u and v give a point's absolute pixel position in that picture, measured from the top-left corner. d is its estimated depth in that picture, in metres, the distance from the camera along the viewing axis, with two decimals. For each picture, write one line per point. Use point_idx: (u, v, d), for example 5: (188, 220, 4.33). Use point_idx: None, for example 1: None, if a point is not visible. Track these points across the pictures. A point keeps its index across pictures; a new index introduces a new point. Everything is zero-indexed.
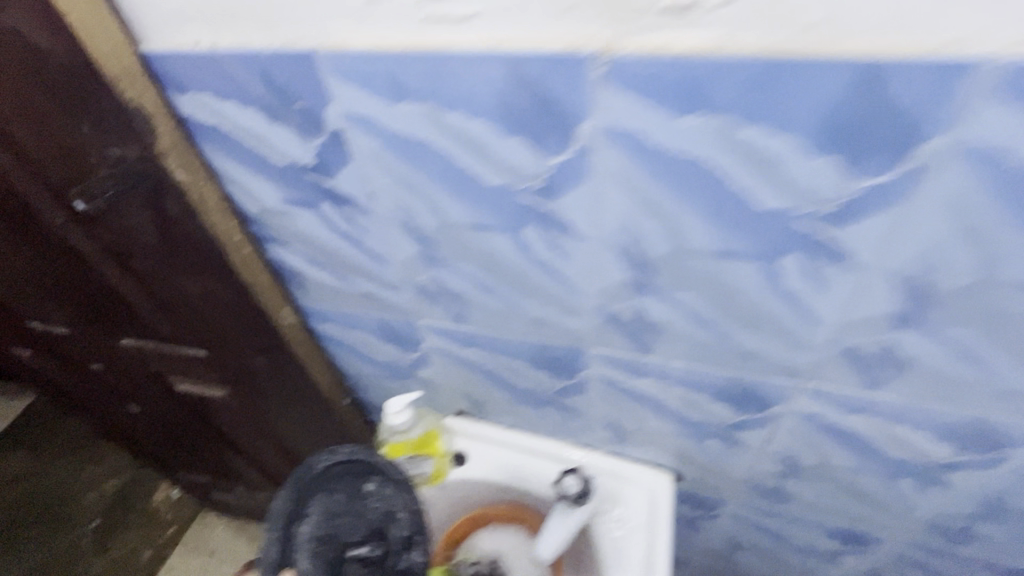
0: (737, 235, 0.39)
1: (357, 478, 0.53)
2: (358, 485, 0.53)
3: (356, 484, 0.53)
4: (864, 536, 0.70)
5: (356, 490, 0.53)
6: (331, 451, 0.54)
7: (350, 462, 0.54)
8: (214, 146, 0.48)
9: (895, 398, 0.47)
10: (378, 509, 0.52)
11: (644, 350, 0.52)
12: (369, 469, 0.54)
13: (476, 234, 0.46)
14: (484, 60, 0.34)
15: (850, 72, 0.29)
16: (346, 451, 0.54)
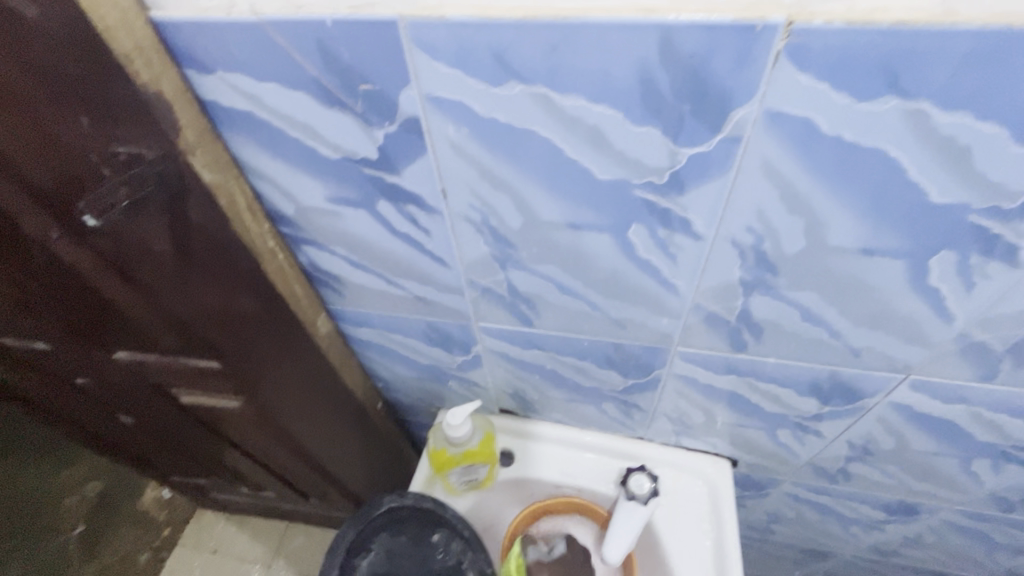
0: (901, 231, 0.34)
1: (422, 527, 0.58)
2: (426, 533, 0.57)
3: (422, 531, 0.57)
4: (919, 509, 0.70)
5: (422, 537, 0.57)
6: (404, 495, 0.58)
7: (418, 509, 0.58)
8: (241, 131, 0.39)
9: (1011, 392, 0.45)
10: (443, 561, 0.57)
11: (738, 346, 0.48)
12: (438, 520, 0.58)
13: (575, 235, 0.40)
14: (639, 35, 0.27)
15: None
16: (417, 498, 0.58)
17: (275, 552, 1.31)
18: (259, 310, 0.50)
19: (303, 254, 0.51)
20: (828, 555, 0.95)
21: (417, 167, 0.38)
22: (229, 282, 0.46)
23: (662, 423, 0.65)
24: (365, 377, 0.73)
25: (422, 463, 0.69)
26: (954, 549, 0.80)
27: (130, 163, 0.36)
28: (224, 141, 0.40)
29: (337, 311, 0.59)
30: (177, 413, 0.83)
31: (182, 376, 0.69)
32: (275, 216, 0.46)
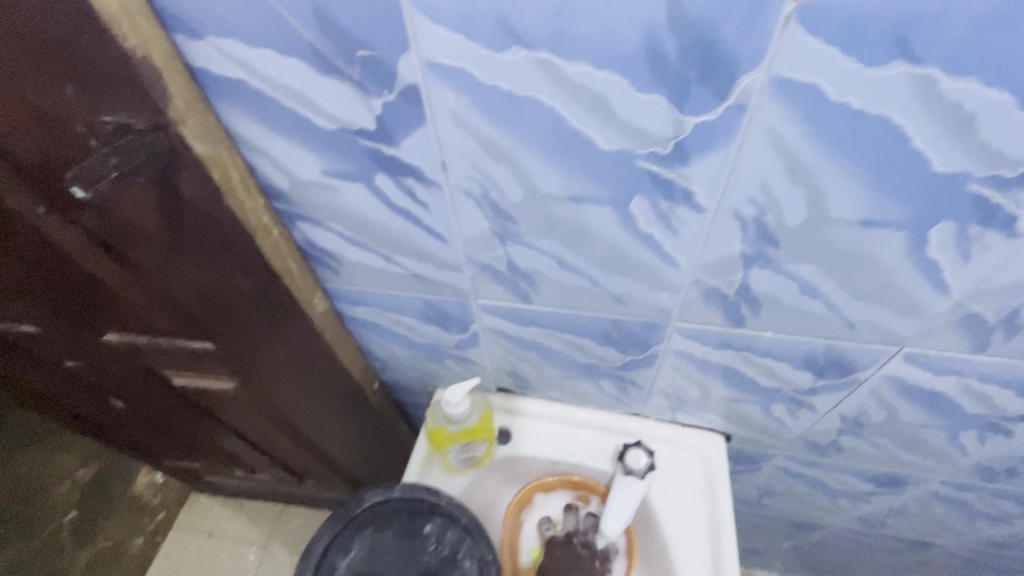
0: (899, 203, 0.34)
1: (415, 520, 0.57)
2: (416, 525, 0.56)
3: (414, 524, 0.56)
4: (904, 480, 0.72)
5: (416, 530, 0.56)
6: (391, 488, 0.58)
7: (410, 502, 0.58)
8: (233, 103, 0.38)
9: (1000, 363, 0.46)
10: (437, 552, 0.55)
11: (736, 321, 0.48)
12: (431, 510, 0.57)
13: (575, 209, 0.40)
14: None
15: None
16: (404, 489, 0.58)
17: (271, 535, 1.32)
18: (256, 288, 0.50)
19: (298, 231, 0.50)
20: (815, 527, 0.97)
21: (415, 139, 0.37)
22: (224, 258, 0.46)
23: (658, 399, 0.65)
24: (362, 358, 0.72)
25: (419, 442, 0.68)
26: (937, 519, 0.82)
27: (118, 134, 0.35)
28: (215, 112, 0.38)
29: (333, 288, 0.58)
30: (170, 398, 0.82)
31: (181, 358, 0.68)
32: (270, 190, 0.45)
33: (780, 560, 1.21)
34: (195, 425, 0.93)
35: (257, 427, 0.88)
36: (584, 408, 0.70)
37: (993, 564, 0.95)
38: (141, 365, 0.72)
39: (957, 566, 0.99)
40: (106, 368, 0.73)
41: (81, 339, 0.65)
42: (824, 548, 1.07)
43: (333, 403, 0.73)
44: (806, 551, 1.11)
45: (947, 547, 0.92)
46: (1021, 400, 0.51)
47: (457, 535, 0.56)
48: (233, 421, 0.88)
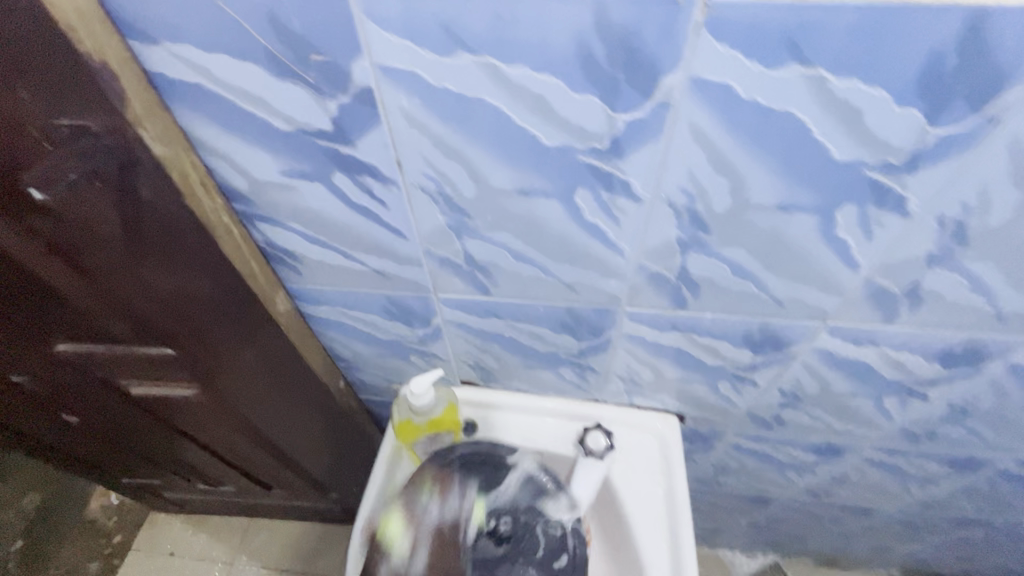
0: (808, 188, 0.38)
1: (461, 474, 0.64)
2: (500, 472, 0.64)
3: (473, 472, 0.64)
4: (843, 448, 0.78)
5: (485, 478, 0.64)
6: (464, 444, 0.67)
7: (475, 454, 0.66)
8: (190, 106, 0.39)
9: (910, 332, 0.52)
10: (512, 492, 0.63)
11: (679, 304, 0.52)
12: (496, 459, 0.66)
13: (525, 201, 0.42)
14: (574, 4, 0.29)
15: (952, 24, 0.28)
16: (475, 444, 0.67)
17: (237, 550, 1.29)
18: (218, 288, 0.50)
19: (259, 231, 0.51)
20: (769, 501, 1.03)
21: (370, 138, 0.39)
22: (185, 260, 0.47)
23: (615, 384, 0.69)
24: (328, 359, 0.73)
25: (387, 437, 0.71)
26: (875, 484, 0.89)
27: (76, 136, 0.36)
28: (173, 115, 0.40)
29: (295, 288, 0.59)
30: (128, 410, 0.80)
31: (139, 366, 0.67)
32: (229, 191, 0.46)
33: (741, 538, 1.27)
34: (155, 438, 0.91)
35: (220, 435, 0.87)
36: (547, 396, 0.73)
37: (927, 524, 1.03)
38: (96, 377, 0.70)
39: (897, 529, 1.07)
40: (57, 382, 0.71)
41: (30, 352, 0.63)
42: (779, 522, 1.14)
43: (300, 401, 0.73)
44: (763, 526, 1.17)
45: (886, 511, 1.00)
46: (931, 365, 0.56)
47: (515, 489, 0.63)
48: (196, 431, 0.87)
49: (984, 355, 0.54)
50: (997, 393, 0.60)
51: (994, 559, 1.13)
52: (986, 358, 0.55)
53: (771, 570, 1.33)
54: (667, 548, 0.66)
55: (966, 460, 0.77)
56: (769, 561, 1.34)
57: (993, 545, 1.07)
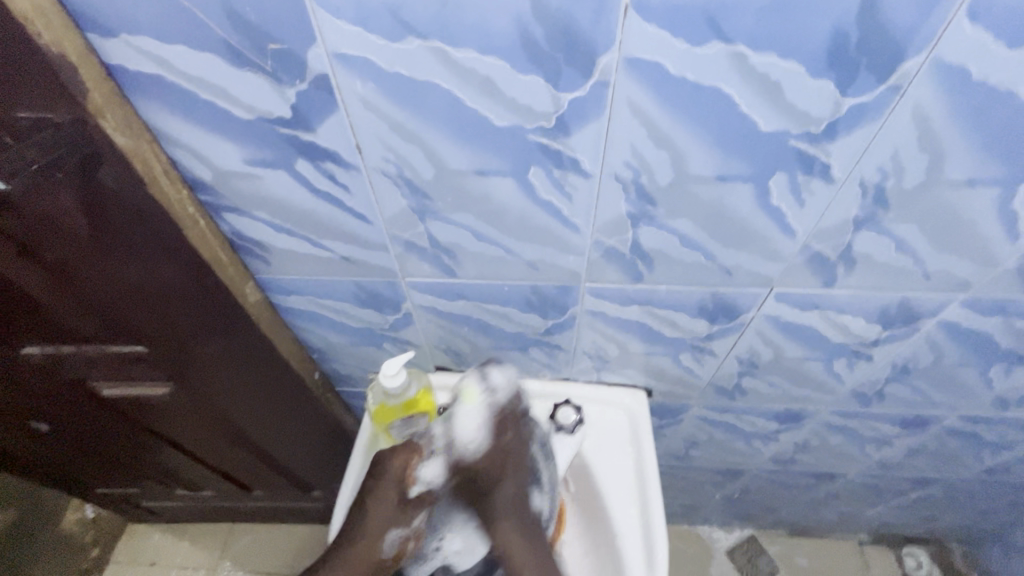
0: (741, 159, 0.42)
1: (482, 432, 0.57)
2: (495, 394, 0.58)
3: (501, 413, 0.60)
4: (801, 414, 0.83)
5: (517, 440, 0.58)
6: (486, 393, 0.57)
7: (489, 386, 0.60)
8: (151, 98, 0.40)
9: (848, 294, 0.56)
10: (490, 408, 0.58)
11: (635, 277, 0.55)
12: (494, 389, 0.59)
13: (482, 182, 0.45)
14: None
15: (851, 2, 0.32)
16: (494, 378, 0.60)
17: (220, 555, 1.29)
18: (188, 279, 0.52)
19: (225, 222, 0.52)
20: (739, 472, 1.08)
21: (330, 124, 0.41)
22: (150, 250, 0.47)
23: (583, 361, 0.72)
24: (303, 351, 0.74)
25: (366, 422, 0.72)
26: (835, 448, 0.94)
27: (36, 128, 0.37)
28: (135, 107, 0.41)
29: (265, 280, 0.60)
30: (100, 413, 0.80)
31: (111, 365, 0.67)
32: (194, 183, 0.47)
33: (717, 513, 1.31)
34: (131, 442, 0.90)
35: (197, 435, 0.87)
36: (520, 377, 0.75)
37: (887, 486, 1.09)
38: (64, 379, 0.70)
39: (860, 492, 1.13)
40: (29, 390, 0.70)
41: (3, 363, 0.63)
42: (751, 493, 1.18)
43: (276, 394, 0.74)
44: (737, 498, 1.22)
45: (848, 475, 1.05)
46: (871, 326, 0.61)
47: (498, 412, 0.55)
48: (172, 433, 0.87)
49: (917, 314, 0.58)
50: (934, 351, 0.65)
51: (951, 516, 1.20)
52: (919, 317, 0.59)
53: (748, 542, 1.38)
54: (637, 516, 0.69)
55: (915, 419, 0.82)
56: (745, 534, 1.39)
57: (948, 502, 1.13)
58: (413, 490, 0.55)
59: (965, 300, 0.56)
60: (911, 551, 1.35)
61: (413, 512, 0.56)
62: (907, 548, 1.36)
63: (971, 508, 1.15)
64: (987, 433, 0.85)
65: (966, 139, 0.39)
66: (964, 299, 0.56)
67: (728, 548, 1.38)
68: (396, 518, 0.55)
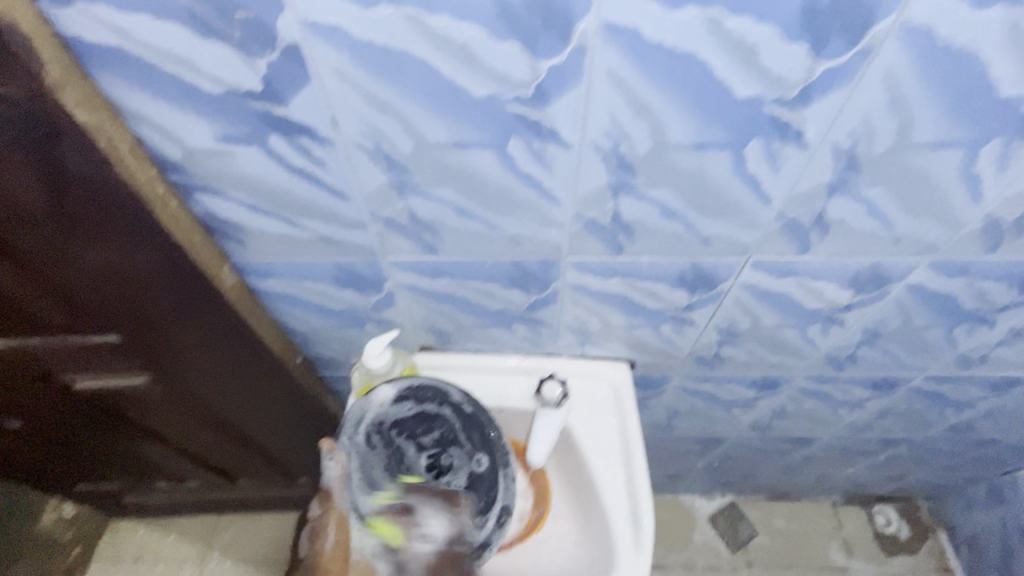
0: (716, 127, 0.42)
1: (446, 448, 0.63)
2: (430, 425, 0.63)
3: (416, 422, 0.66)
4: (778, 380, 0.85)
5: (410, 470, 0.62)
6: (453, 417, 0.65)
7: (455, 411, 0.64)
8: (111, 70, 0.38)
9: (820, 261, 0.57)
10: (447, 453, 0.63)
11: (616, 249, 0.55)
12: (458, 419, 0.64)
13: (461, 154, 0.44)
14: None
15: None
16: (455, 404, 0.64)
17: (208, 546, 1.28)
18: (162, 263, 0.50)
19: (198, 203, 0.50)
20: (720, 440, 1.11)
21: (302, 98, 0.40)
22: (123, 234, 0.46)
23: (566, 335, 0.72)
24: (282, 334, 0.72)
25: (351, 405, 0.72)
26: (810, 413, 0.98)
27: None
28: (94, 80, 0.39)
29: (242, 264, 0.59)
30: (76, 407, 0.77)
31: (83, 356, 0.65)
32: (163, 161, 0.46)
33: (699, 481, 1.35)
34: (108, 437, 0.88)
35: (178, 426, 0.86)
36: (504, 354, 0.76)
37: (858, 448, 1.13)
38: (36, 372, 0.67)
39: (834, 454, 1.17)
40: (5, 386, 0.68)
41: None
42: (731, 461, 1.22)
43: (260, 380, 0.74)
44: (718, 466, 1.25)
45: (823, 439, 1.09)
46: (844, 291, 0.63)
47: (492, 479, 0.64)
48: (151, 425, 0.85)
49: (886, 276, 0.60)
50: (903, 313, 0.67)
51: (919, 474, 1.26)
52: (888, 281, 0.61)
53: (729, 508, 1.43)
54: (623, 484, 0.70)
55: (884, 381, 0.85)
56: (726, 500, 1.44)
57: (916, 460, 1.19)
58: (318, 496, 0.61)
59: (932, 262, 0.58)
60: (881, 508, 1.42)
61: (323, 525, 0.60)
62: (878, 506, 1.42)
63: (935, 465, 1.20)
64: (951, 392, 0.89)
65: (932, 100, 0.40)
66: (932, 262, 0.58)
67: (710, 515, 1.42)
68: (314, 532, 0.61)
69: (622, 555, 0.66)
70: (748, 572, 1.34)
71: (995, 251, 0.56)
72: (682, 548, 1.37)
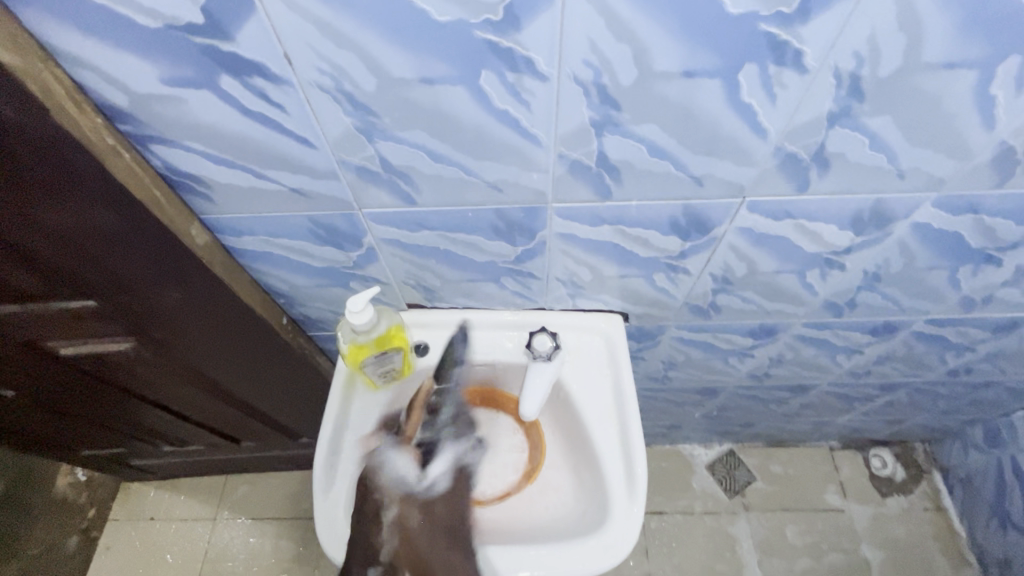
0: (706, 51, 0.38)
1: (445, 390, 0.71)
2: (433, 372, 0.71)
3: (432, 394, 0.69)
4: (776, 328, 0.84)
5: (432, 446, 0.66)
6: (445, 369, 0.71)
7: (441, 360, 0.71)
8: (34, 3, 0.35)
9: (819, 202, 0.55)
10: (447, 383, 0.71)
11: (604, 194, 0.52)
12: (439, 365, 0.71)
13: (429, 90, 0.41)
14: None
15: None
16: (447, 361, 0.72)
17: (219, 505, 1.31)
18: (124, 222, 0.48)
19: (155, 156, 0.47)
20: (717, 391, 1.11)
21: (249, 31, 0.36)
22: (76, 191, 0.44)
23: (557, 288, 0.70)
24: (265, 294, 0.70)
25: (340, 365, 0.72)
26: (808, 361, 0.97)
27: None
28: (16, 18, 0.35)
29: (214, 222, 0.56)
30: (66, 376, 0.77)
31: (65, 324, 0.64)
32: (110, 110, 0.43)
33: (697, 430, 1.36)
34: (104, 403, 0.88)
35: (173, 391, 0.86)
36: (494, 309, 0.74)
37: (856, 394, 1.13)
38: (20, 344, 0.66)
39: (831, 401, 1.17)
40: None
41: None
42: (728, 410, 1.23)
43: (247, 342, 0.72)
44: (715, 416, 1.26)
45: (820, 386, 1.09)
46: (845, 233, 0.60)
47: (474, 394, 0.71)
48: (144, 390, 0.84)
49: (888, 216, 0.57)
50: (905, 254, 0.65)
51: (916, 418, 1.27)
52: (892, 220, 0.58)
53: (726, 456, 1.45)
54: (617, 437, 0.69)
55: (884, 326, 0.84)
56: (724, 448, 1.46)
57: (914, 404, 1.19)
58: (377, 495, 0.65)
59: (938, 199, 0.55)
60: (877, 452, 1.43)
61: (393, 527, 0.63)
62: (874, 450, 1.44)
63: (934, 409, 1.20)
64: (951, 335, 0.87)
65: (946, 10, 0.36)
66: (938, 198, 0.55)
67: (708, 463, 1.44)
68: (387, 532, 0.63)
69: (615, 505, 0.66)
70: (746, 516, 1.37)
71: (1006, 184, 0.53)
72: (681, 495, 1.40)
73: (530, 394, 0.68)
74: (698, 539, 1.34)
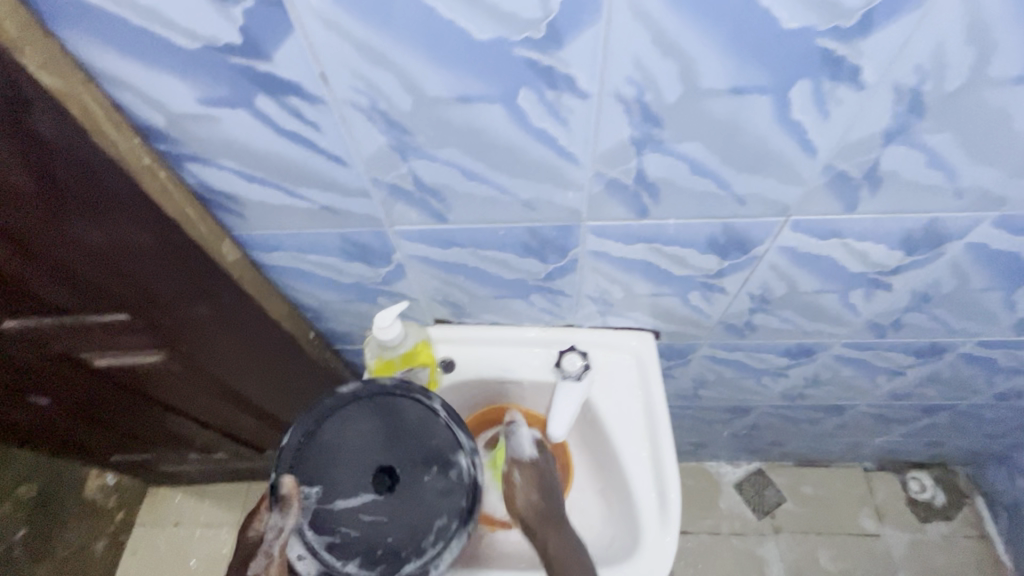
0: (757, 67, 0.37)
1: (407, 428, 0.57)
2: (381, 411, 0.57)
3: (402, 440, 0.56)
4: (813, 348, 0.80)
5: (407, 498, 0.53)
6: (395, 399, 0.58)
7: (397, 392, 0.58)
8: (76, 25, 0.35)
9: (868, 221, 0.52)
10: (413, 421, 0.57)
11: (641, 212, 0.50)
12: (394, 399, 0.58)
13: (466, 108, 0.40)
14: None
15: None
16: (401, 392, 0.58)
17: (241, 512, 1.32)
18: (158, 239, 0.48)
19: (189, 174, 0.47)
20: (748, 410, 1.07)
21: (286, 51, 0.36)
22: (112, 210, 0.44)
23: (587, 305, 0.68)
24: (292, 308, 0.70)
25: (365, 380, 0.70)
26: (846, 381, 0.93)
27: None
28: (59, 40, 0.36)
29: (244, 238, 0.56)
30: (98, 386, 0.77)
31: (98, 337, 0.65)
32: (147, 129, 0.43)
33: (724, 449, 1.32)
34: (133, 412, 0.89)
35: (199, 402, 0.86)
36: (522, 326, 0.73)
37: (895, 415, 1.08)
38: (55, 355, 0.67)
39: (868, 423, 1.12)
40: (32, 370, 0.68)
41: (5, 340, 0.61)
42: (758, 429, 1.19)
43: (274, 356, 0.72)
44: (744, 434, 1.22)
45: (857, 407, 1.04)
46: (894, 253, 0.57)
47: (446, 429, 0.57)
48: (173, 400, 0.85)
49: (942, 235, 0.54)
50: (957, 275, 0.61)
51: (959, 441, 1.21)
52: (946, 240, 0.55)
53: (755, 475, 1.40)
54: (649, 461, 0.67)
55: (930, 347, 0.80)
56: (753, 467, 1.41)
57: (957, 427, 1.13)
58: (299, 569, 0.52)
59: (997, 218, 0.52)
60: (916, 475, 1.37)
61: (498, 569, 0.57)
62: (912, 473, 1.37)
63: (979, 433, 1.14)
64: (1002, 358, 0.82)
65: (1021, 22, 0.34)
66: (997, 217, 0.51)
67: (735, 482, 1.40)
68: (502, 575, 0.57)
69: (647, 532, 0.64)
70: (775, 538, 1.32)
71: None
72: (707, 514, 1.36)
73: (559, 415, 0.66)
74: (725, 561, 1.30)
